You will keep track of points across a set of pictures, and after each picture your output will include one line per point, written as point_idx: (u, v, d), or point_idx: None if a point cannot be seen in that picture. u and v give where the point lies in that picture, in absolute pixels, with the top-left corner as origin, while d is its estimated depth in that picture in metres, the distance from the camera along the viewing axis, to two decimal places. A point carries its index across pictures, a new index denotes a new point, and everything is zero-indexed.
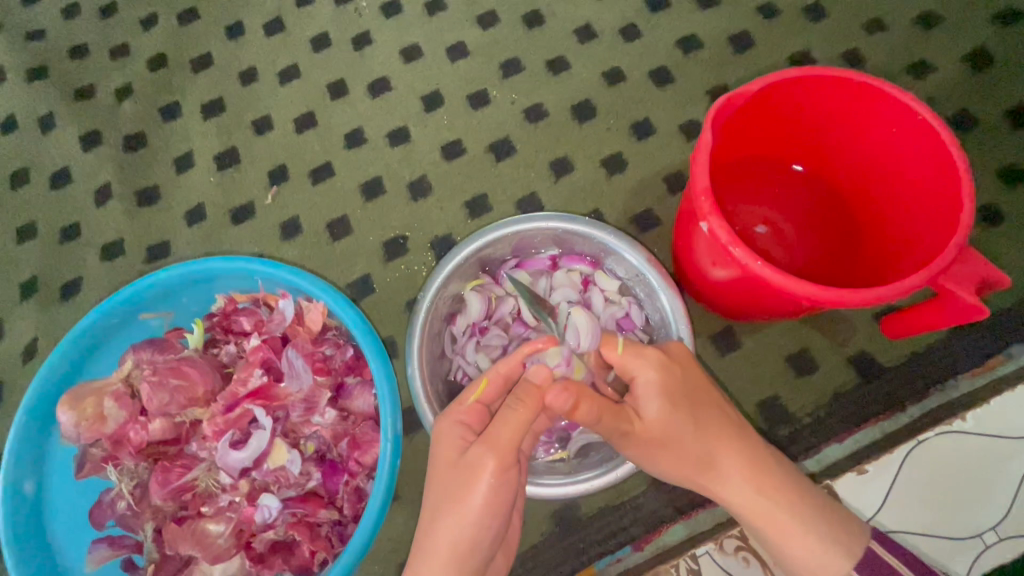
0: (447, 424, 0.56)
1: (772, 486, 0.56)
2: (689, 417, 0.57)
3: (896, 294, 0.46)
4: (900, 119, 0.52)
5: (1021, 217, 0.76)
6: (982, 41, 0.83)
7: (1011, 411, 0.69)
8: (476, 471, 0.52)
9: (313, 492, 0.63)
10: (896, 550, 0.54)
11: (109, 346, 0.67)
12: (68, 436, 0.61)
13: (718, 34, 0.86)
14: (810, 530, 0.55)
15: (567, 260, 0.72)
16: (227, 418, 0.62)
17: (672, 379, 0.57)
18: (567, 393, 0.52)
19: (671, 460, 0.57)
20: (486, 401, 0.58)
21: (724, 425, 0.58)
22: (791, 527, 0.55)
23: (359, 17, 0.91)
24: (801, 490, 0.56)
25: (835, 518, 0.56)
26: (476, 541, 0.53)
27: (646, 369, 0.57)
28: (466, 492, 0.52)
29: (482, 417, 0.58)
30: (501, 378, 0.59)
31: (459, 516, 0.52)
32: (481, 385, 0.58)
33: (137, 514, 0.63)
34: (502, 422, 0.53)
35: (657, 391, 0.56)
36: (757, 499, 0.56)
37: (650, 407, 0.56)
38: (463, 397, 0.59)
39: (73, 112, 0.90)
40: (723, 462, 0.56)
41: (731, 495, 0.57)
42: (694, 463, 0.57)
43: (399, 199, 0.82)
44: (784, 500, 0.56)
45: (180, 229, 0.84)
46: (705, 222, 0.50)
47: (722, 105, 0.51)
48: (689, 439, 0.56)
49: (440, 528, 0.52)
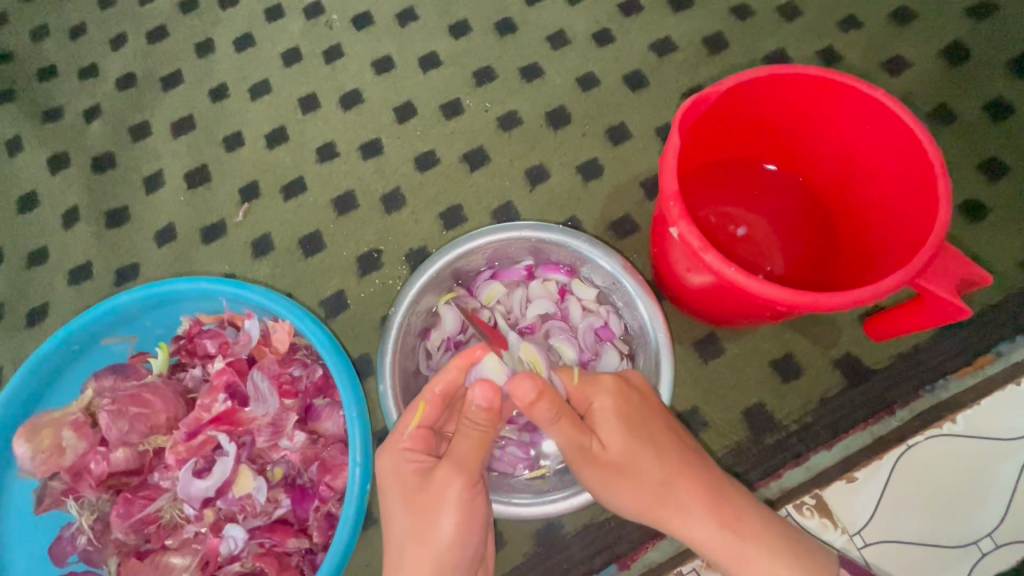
0: (394, 456, 0.55)
1: (735, 518, 0.54)
2: (646, 444, 0.56)
3: (873, 296, 0.44)
4: (871, 115, 0.51)
5: (1005, 212, 0.74)
6: (957, 35, 0.82)
7: (1002, 412, 0.67)
8: (443, 496, 0.51)
9: (281, 520, 0.61)
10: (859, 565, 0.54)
11: (68, 374, 0.65)
12: (25, 468, 0.58)
13: (692, 36, 0.85)
14: (779, 563, 0.52)
15: (543, 269, 0.70)
16: (190, 445, 0.60)
17: (628, 404, 0.56)
18: (531, 383, 0.51)
19: (631, 491, 0.55)
20: (428, 424, 0.57)
21: (684, 453, 0.57)
22: (759, 564, 0.52)
23: (330, 30, 0.90)
24: (766, 519, 0.55)
25: (800, 546, 0.54)
26: (458, 563, 0.51)
27: (602, 394, 0.57)
28: (428, 521, 0.51)
29: (427, 440, 0.56)
30: (438, 398, 0.57)
31: (431, 542, 0.50)
32: (420, 408, 0.56)
33: (99, 549, 0.60)
34: (464, 438, 0.52)
35: (614, 417, 0.56)
36: (721, 532, 0.53)
37: (608, 433, 0.55)
38: (403, 424, 0.56)
39: (40, 134, 0.88)
40: (684, 492, 0.54)
41: (693, 529, 0.54)
42: (655, 496, 0.55)
43: (373, 212, 0.80)
44: (749, 531, 0.53)
45: (150, 250, 0.82)
46: (675, 228, 0.48)
47: (689, 107, 0.49)
48: (647, 467, 0.55)
49: (410, 558, 0.50)
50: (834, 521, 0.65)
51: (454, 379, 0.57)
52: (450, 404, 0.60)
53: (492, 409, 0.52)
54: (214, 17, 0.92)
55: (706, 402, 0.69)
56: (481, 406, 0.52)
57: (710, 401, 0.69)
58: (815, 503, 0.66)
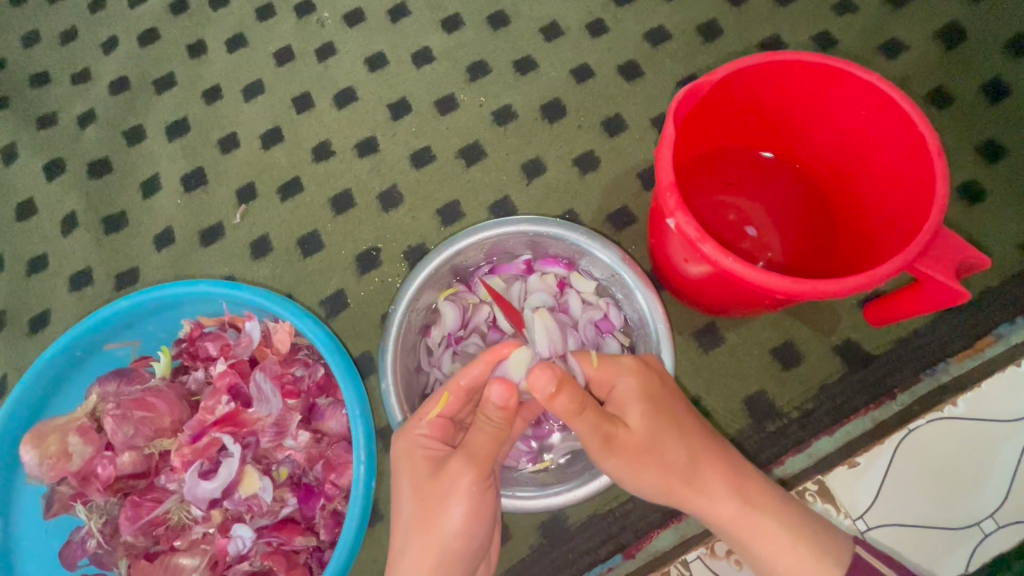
0: (410, 442, 0.55)
1: (755, 494, 0.55)
2: (670, 423, 0.55)
3: (872, 281, 0.44)
4: (869, 100, 0.50)
5: (1005, 193, 0.74)
6: (953, 16, 0.82)
7: (1003, 394, 0.67)
8: (452, 490, 0.51)
9: (288, 519, 0.62)
10: (880, 554, 0.53)
11: (72, 380, 0.65)
12: (32, 474, 0.59)
13: (686, 25, 0.84)
14: (799, 540, 0.53)
15: (541, 263, 0.70)
16: (194, 447, 0.60)
17: (652, 384, 0.56)
18: (549, 373, 0.50)
19: (653, 473, 0.55)
20: (449, 414, 0.56)
21: (705, 432, 0.57)
22: (781, 539, 0.53)
23: (321, 29, 0.89)
24: (786, 498, 0.56)
25: (821, 526, 0.55)
26: (462, 555, 0.52)
27: (624, 374, 0.56)
28: (434, 510, 0.51)
29: (446, 428, 0.56)
30: (462, 391, 0.56)
31: (436, 531, 0.51)
32: (443, 399, 0.55)
33: (109, 552, 0.61)
34: (480, 434, 0.52)
35: (636, 395, 0.55)
36: (743, 510, 0.54)
37: (634, 413, 0.55)
38: (423, 411, 0.56)
39: (35, 141, 0.88)
40: (708, 470, 0.55)
41: (715, 505, 0.55)
42: (680, 475, 0.54)
43: (370, 211, 0.80)
44: (768, 507, 0.54)
45: (149, 254, 0.82)
46: (672, 219, 0.48)
47: (683, 98, 0.49)
48: (672, 444, 0.54)
49: (412, 546, 0.51)
50: (837, 506, 0.66)
51: (482, 374, 0.56)
52: (474, 398, 0.59)
53: (507, 409, 0.50)
54: (205, 18, 0.91)
55: (707, 390, 0.69)
56: (498, 407, 0.50)
57: (712, 389, 0.69)
58: (817, 488, 0.66)
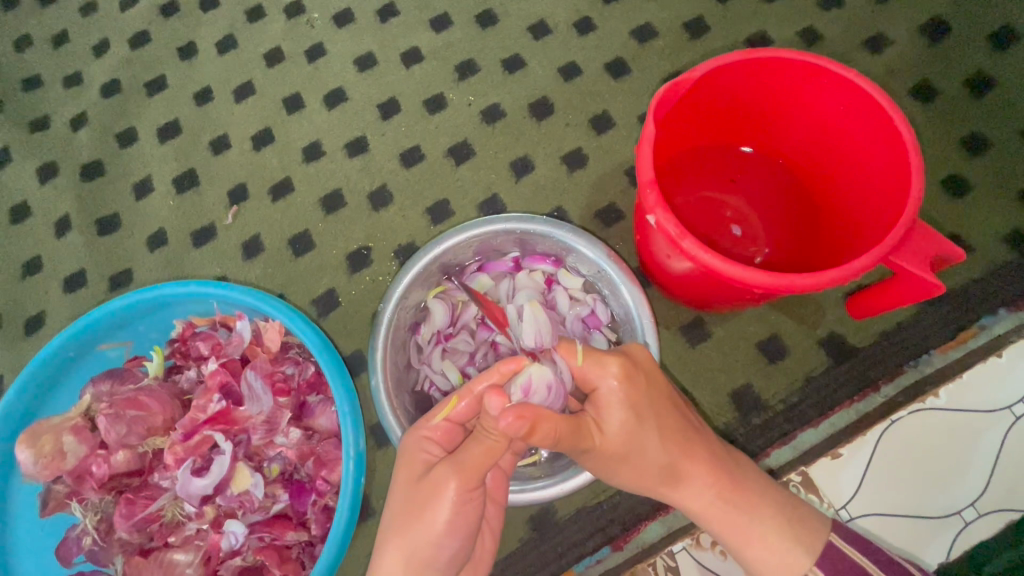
0: (414, 442, 0.56)
1: (730, 491, 0.56)
2: (651, 424, 0.55)
3: (845, 276, 0.45)
4: (847, 97, 0.51)
5: (987, 186, 0.75)
6: (938, 10, 0.82)
7: (983, 384, 0.68)
8: (433, 495, 0.52)
9: (280, 514, 0.63)
10: (853, 540, 0.55)
11: (66, 381, 0.66)
12: (28, 473, 0.60)
13: (673, 22, 0.85)
14: (770, 532, 0.55)
15: (529, 261, 0.71)
16: (187, 445, 0.61)
17: (636, 388, 0.55)
18: (521, 419, 0.48)
19: (633, 469, 0.57)
20: (456, 420, 0.57)
21: (686, 432, 0.57)
22: (750, 531, 0.55)
23: (311, 29, 0.90)
24: (761, 492, 0.57)
25: (798, 518, 0.56)
26: (435, 560, 0.52)
27: (609, 378, 0.55)
28: (416, 514, 0.52)
29: (452, 434, 0.57)
30: (472, 398, 0.56)
31: (413, 532, 0.52)
32: (451, 404, 0.56)
33: (104, 548, 0.62)
34: (476, 445, 0.51)
35: (620, 400, 0.55)
36: (716, 504, 0.56)
37: (613, 416, 0.55)
38: (430, 415, 0.57)
39: (29, 144, 0.89)
40: (685, 469, 0.56)
41: (690, 499, 0.57)
42: (656, 473, 0.56)
43: (361, 210, 0.81)
44: (743, 503, 0.56)
45: (142, 255, 0.83)
46: (652, 216, 0.49)
47: (663, 95, 0.49)
48: (652, 447, 0.55)
49: (391, 544, 0.53)
50: (820, 497, 0.67)
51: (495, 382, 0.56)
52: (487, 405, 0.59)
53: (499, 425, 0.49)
54: (195, 20, 0.92)
55: (693, 384, 0.70)
56: (494, 419, 0.50)
57: (698, 383, 0.70)
58: (801, 480, 0.67)
